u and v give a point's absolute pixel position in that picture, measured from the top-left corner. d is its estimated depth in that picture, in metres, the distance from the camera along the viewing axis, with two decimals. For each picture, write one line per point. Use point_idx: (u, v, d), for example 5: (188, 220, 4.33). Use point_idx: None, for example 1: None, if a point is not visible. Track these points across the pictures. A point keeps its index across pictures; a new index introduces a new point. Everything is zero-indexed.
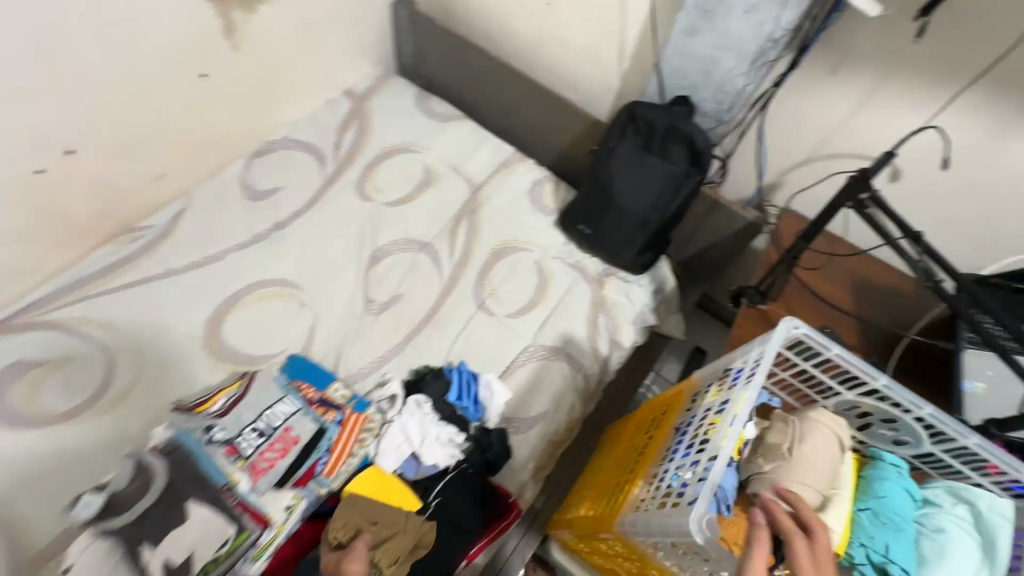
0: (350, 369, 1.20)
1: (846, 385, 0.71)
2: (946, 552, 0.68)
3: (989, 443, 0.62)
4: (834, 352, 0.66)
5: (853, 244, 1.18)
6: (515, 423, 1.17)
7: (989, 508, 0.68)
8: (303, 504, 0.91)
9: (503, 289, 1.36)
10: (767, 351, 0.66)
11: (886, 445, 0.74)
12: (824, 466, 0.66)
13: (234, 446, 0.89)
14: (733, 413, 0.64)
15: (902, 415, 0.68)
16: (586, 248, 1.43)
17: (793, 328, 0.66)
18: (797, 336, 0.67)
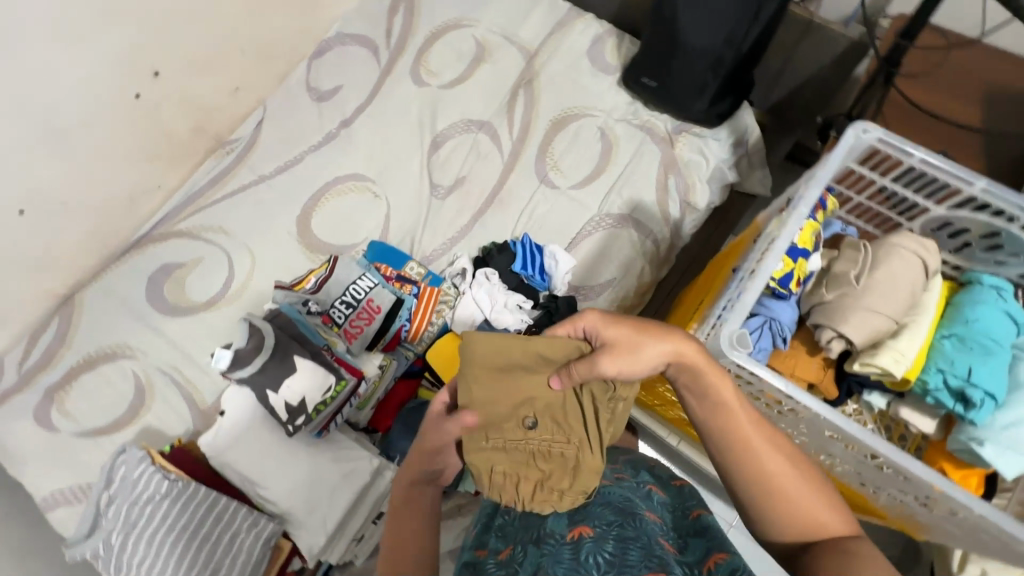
0: (425, 251, 1.28)
1: (936, 201, 0.64)
2: None
3: None
4: (916, 157, 0.59)
5: (987, 48, 0.95)
6: (584, 290, 1.20)
7: None
8: (393, 366, 1.09)
9: (566, 161, 1.32)
10: (829, 164, 0.60)
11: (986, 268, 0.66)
12: (900, 291, 0.60)
13: (328, 316, 1.05)
14: (780, 236, 0.59)
15: (1005, 225, 0.60)
16: (654, 104, 1.32)
17: (864, 134, 0.59)
18: (870, 142, 0.60)
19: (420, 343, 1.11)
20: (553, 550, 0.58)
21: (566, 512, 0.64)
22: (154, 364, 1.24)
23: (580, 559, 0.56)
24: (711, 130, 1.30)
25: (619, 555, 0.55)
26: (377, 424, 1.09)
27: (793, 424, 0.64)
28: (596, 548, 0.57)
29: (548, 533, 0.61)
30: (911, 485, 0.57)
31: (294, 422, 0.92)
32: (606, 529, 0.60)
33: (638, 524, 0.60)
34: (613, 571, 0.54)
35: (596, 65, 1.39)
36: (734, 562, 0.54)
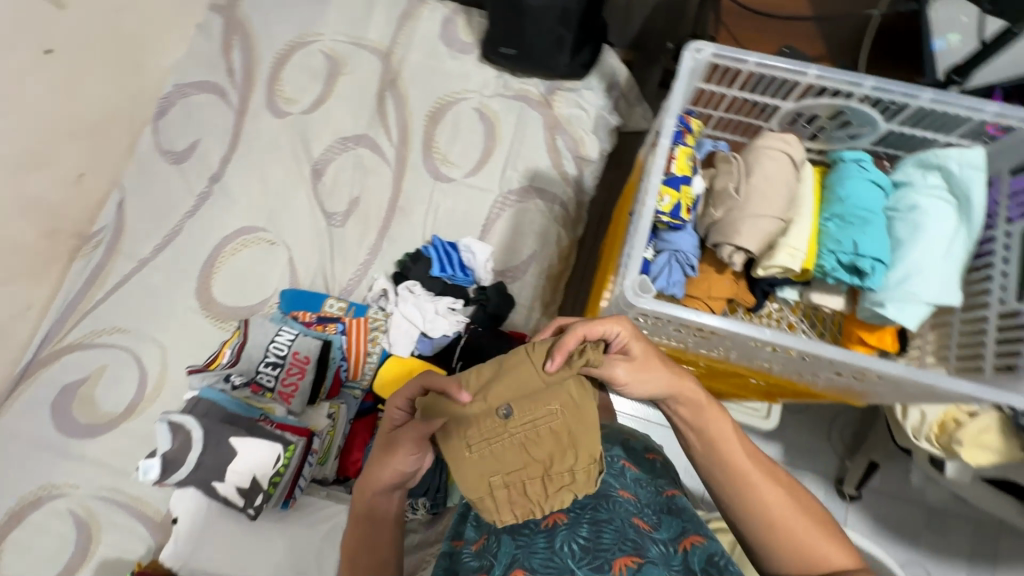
0: (342, 283, 1.23)
1: (784, 96, 0.66)
2: (924, 228, 0.61)
3: (943, 92, 0.58)
4: (752, 62, 0.61)
5: None
6: (510, 273, 1.19)
7: (961, 165, 0.60)
8: (344, 410, 1.04)
9: (454, 151, 1.29)
10: (674, 92, 0.62)
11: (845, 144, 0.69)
12: (778, 190, 0.62)
13: (257, 384, 0.99)
14: (652, 172, 0.62)
15: (847, 102, 0.63)
16: (520, 72, 1.30)
17: (699, 53, 0.61)
18: (708, 60, 0.62)
19: (364, 379, 1.09)
20: (529, 540, 0.63)
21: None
22: (88, 494, 1.12)
23: (554, 548, 0.61)
24: (582, 82, 1.30)
25: (594, 540, 0.61)
26: (346, 472, 1.04)
27: (721, 344, 0.65)
28: (571, 535, 0.62)
29: (522, 523, 0.65)
30: (836, 364, 0.59)
31: (254, 504, 0.87)
32: (580, 513, 0.65)
33: (611, 507, 0.66)
34: (588, 558, 0.59)
35: (453, 47, 1.36)
36: (710, 548, 0.62)
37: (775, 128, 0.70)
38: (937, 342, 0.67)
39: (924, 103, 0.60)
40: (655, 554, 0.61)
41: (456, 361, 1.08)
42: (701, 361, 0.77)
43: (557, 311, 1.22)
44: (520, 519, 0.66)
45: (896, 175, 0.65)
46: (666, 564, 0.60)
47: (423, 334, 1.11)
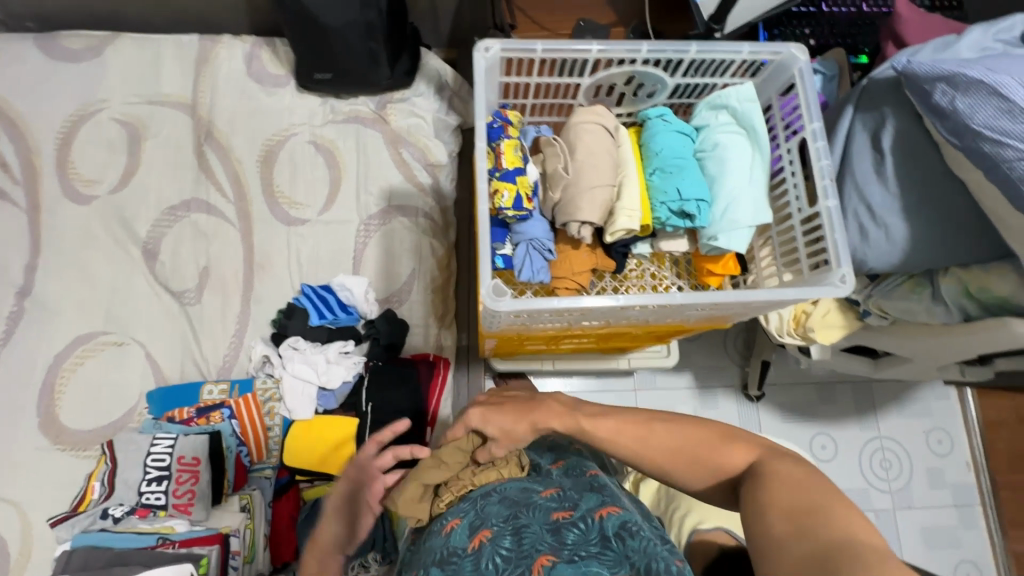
0: (217, 362, 1.11)
1: (580, 74, 0.70)
2: (728, 161, 0.69)
3: (703, 43, 0.65)
4: (539, 48, 0.64)
5: None
6: (395, 297, 1.16)
7: (739, 101, 0.69)
8: (258, 496, 0.95)
9: (299, 191, 1.21)
10: (478, 92, 0.64)
11: (647, 103, 0.75)
12: (599, 160, 0.66)
13: (144, 506, 0.88)
14: (481, 172, 0.63)
15: (633, 67, 0.68)
16: (344, 93, 1.26)
17: (488, 51, 0.64)
18: (499, 55, 0.65)
19: (272, 455, 1.01)
20: (457, 566, 0.53)
21: (465, 521, 0.58)
22: None
23: (481, 568, 0.51)
24: (411, 89, 1.28)
25: (517, 547, 0.52)
26: (282, 558, 0.95)
27: (597, 317, 0.68)
28: (494, 548, 0.52)
29: (449, 552, 0.55)
30: (693, 305, 0.64)
31: None
32: (503, 523, 0.56)
33: (531, 506, 0.57)
34: (511, 568, 0.50)
35: (265, 82, 1.27)
36: (626, 516, 0.55)
37: (584, 104, 0.74)
38: (769, 254, 0.76)
39: (694, 54, 0.67)
40: (575, 540, 0.52)
41: (366, 405, 1.01)
42: (590, 332, 0.79)
43: (454, 320, 1.20)
44: (439, 548, 0.56)
45: (695, 121, 0.72)
46: (584, 545, 0.51)
47: (322, 387, 1.04)
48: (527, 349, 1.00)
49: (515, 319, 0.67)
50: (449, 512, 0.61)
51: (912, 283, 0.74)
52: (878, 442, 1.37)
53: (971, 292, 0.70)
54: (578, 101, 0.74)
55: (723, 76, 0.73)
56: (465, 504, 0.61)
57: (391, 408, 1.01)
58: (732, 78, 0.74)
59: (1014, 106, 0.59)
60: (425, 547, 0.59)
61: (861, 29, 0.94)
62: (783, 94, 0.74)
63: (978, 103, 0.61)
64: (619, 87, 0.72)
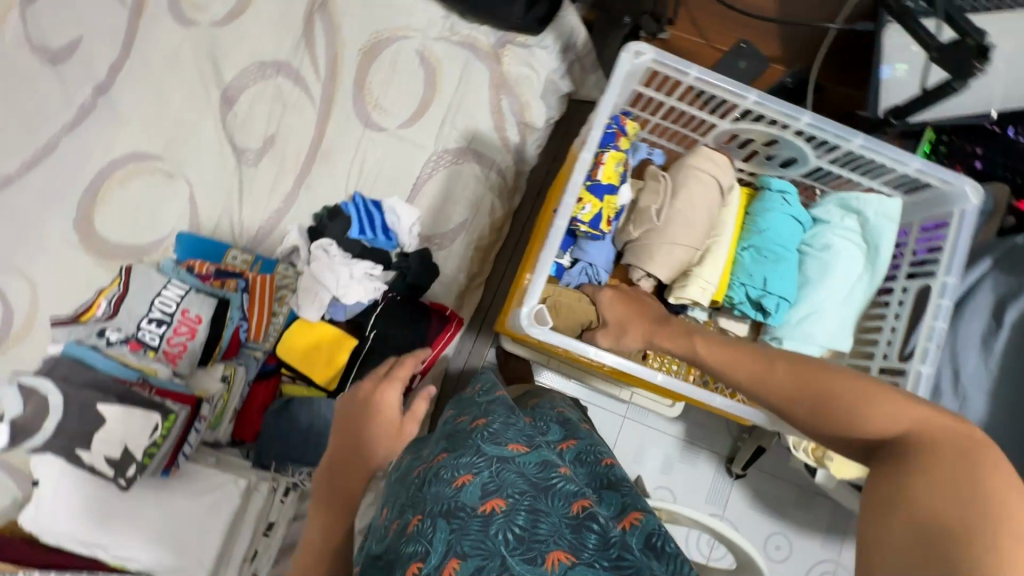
0: (249, 231, 1.11)
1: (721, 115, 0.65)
2: (830, 267, 0.69)
3: (872, 142, 0.59)
4: (692, 75, 0.60)
5: None
6: (437, 240, 1.13)
7: (875, 214, 0.68)
8: (241, 372, 0.97)
9: (388, 97, 1.17)
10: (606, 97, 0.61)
11: (774, 171, 0.71)
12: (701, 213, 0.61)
13: (137, 341, 0.89)
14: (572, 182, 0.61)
15: (782, 133, 0.64)
16: (470, 16, 1.17)
17: (639, 55, 0.59)
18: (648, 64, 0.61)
19: (267, 340, 1.01)
20: (462, 524, 0.48)
21: (479, 480, 0.52)
22: None
23: (490, 539, 0.47)
24: (537, 38, 1.19)
25: (529, 530, 0.47)
26: (241, 435, 1.00)
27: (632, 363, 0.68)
28: (507, 523, 0.48)
29: (457, 506, 0.49)
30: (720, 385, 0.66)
31: (124, 475, 0.81)
32: (519, 497, 0.50)
33: (552, 483, 0.52)
34: (523, 549, 0.46)
35: None
36: (649, 527, 0.56)
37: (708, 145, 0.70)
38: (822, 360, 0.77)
39: (855, 148, 0.62)
40: (595, 543, 0.48)
41: (370, 332, 1.04)
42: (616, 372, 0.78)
43: (482, 284, 1.18)
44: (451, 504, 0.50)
45: (819, 210, 0.72)
46: (603, 550, 0.48)
47: (336, 298, 1.03)
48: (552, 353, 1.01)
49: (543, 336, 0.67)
50: (456, 462, 0.55)
51: None
52: (831, 566, 1.33)
53: None
54: (706, 139, 0.69)
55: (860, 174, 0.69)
56: (480, 457, 0.55)
57: (393, 347, 1.04)
58: (869, 179, 0.70)
59: None
60: (427, 489, 0.53)
61: None
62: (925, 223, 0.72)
63: None
64: (757, 145, 0.67)
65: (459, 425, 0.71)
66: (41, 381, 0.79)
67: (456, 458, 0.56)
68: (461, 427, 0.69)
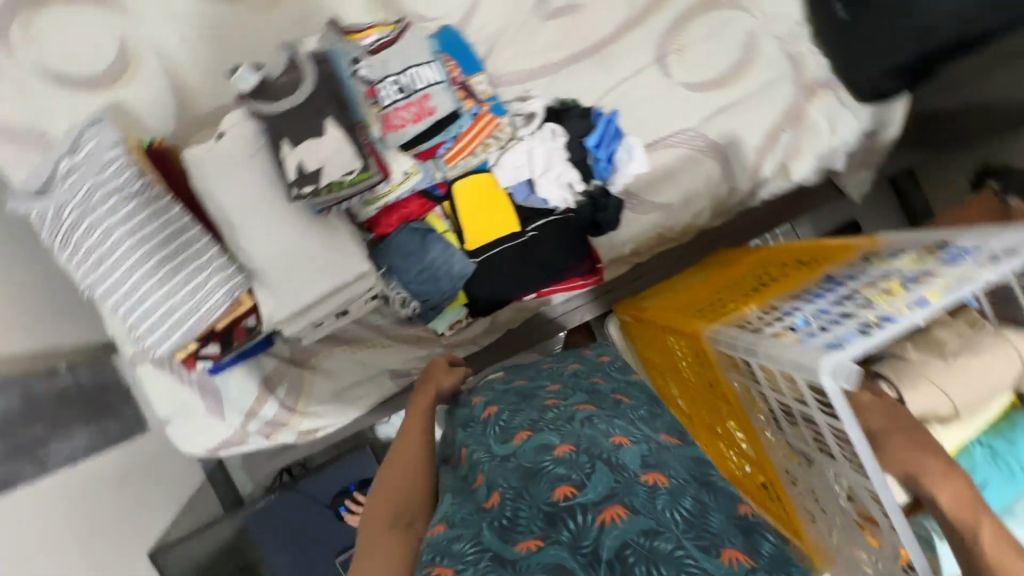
0: (498, 69, 1.08)
1: None
2: None
3: None
4: None
5: None
6: (636, 201, 1.09)
7: None
8: (417, 179, 0.95)
9: (694, 52, 1.11)
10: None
11: None
12: (997, 376, 0.58)
13: (375, 89, 0.86)
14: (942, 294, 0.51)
15: None
16: (822, 39, 1.09)
17: None
18: None
19: (453, 170, 0.99)
20: (630, 482, 0.54)
21: (641, 450, 0.60)
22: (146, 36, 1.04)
23: (657, 505, 0.52)
24: (857, 104, 1.11)
25: (694, 519, 0.52)
26: (373, 226, 0.99)
27: (813, 451, 0.62)
28: (673, 501, 0.53)
29: (622, 464, 0.56)
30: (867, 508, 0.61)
31: (300, 190, 0.77)
32: (681, 485, 0.57)
33: (711, 494, 0.58)
34: (692, 533, 0.50)
35: None
36: None
37: None
38: None
39: None
40: (762, 553, 0.52)
41: (531, 230, 1.02)
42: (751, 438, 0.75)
43: (633, 264, 1.17)
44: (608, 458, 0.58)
45: None
46: (772, 567, 0.50)
47: (529, 181, 1.02)
48: (675, 367, 1.00)
49: (768, 373, 0.61)
50: (612, 424, 0.64)
51: None
52: None
53: None
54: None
55: None
56: (636, 432, 0.64)
57: (539, 256, 1.03)
58: None
59: None
60: (583, 430, 0.62)
61: None
62: None
63: None
64: None
65: (594, 385, 0.77)
66: (307, 65, 0.74)
67: (611, 420, 0.65)
68: (600, 391, 0.74)
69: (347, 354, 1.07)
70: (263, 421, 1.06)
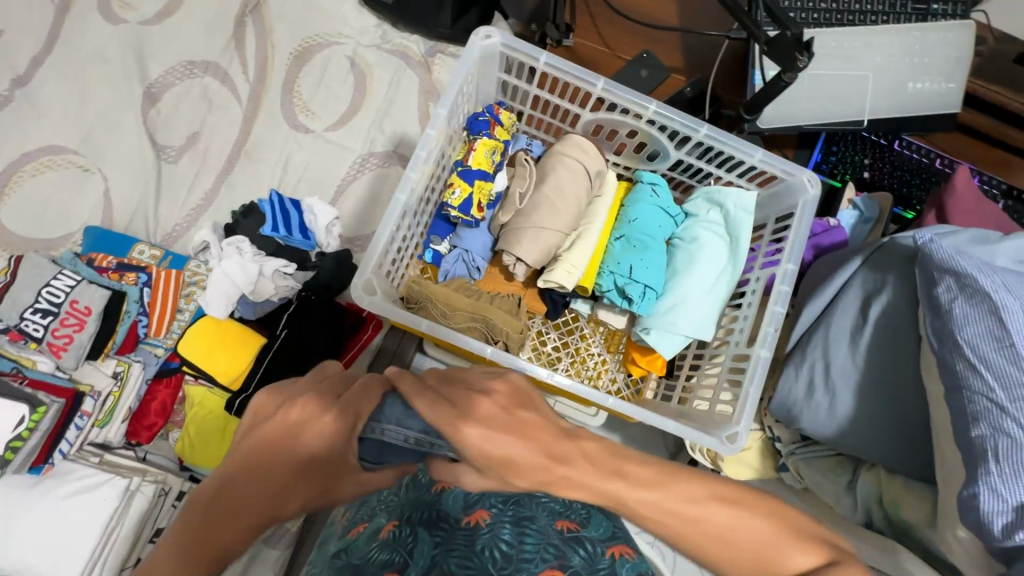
0: (164, 229, 1.09)
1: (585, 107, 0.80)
2: (697, 256, 0.79)
3: (709, 132, 0.73)
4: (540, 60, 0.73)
5: None
6: (358, 241, 1.12)
7: (735, 206, 0.78)
8: (136, 369, 0.94)
9: (316, 100, 1.17)
10: (460, 74, 0.74)
11: (648, 163, 0.85)
12: (558, 206, 0.75)
13: (19, 331, 0.85)
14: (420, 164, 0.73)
15: (639, 123, 0.78)
16: (401, 25, 1.20)
17: (488, 41, 0.74)
18: (494, 44, 0.74)
19: (168, 337, 0.97)
20: (450, 536, 0.57)
21: (462, 491, 0.62)
22: None
23: (477, 547, 0.56)
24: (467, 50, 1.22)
25: (516, 545, 0.56)
26: (137, 437, 0.95)
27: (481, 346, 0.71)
28: (495, 535, 0.56)
29: (441, 516, 0.60)
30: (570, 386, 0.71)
31: None
32: (503, 511, 0.60)
33: (534, 505, 0.62)
34: (508, 567, 0.53)
35: None
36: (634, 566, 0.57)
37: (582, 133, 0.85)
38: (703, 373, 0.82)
39: (704, 137, 0.75)
40: (581, 560, 0.55)
41: (280, 331, 1.00)
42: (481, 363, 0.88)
43: None
44: (471, 549, 0.55)
45: (690, 206, 0.82)
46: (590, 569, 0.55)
47: (246, 296, 1.00)
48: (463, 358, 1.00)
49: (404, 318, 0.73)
50: (450, 505, 0.62)
51: (836, 461, 0.71)
52: None
53: (883, 503, 0.67)
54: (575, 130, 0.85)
55: (718, 167, 0.81)
56: (493, 494, 0.62)
57: (294, 349, 0.99)
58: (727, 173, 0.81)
59: (1006, 335, 0.54)
60: (421, 500, 0.63)
61: (922, 183, 0.90)
62: (782, 218, 0.79)
63: (975, 315, 0.56)
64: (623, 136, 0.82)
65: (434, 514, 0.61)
66: None
67: (471, 486, 0.64)
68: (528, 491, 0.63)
69: None
70: None
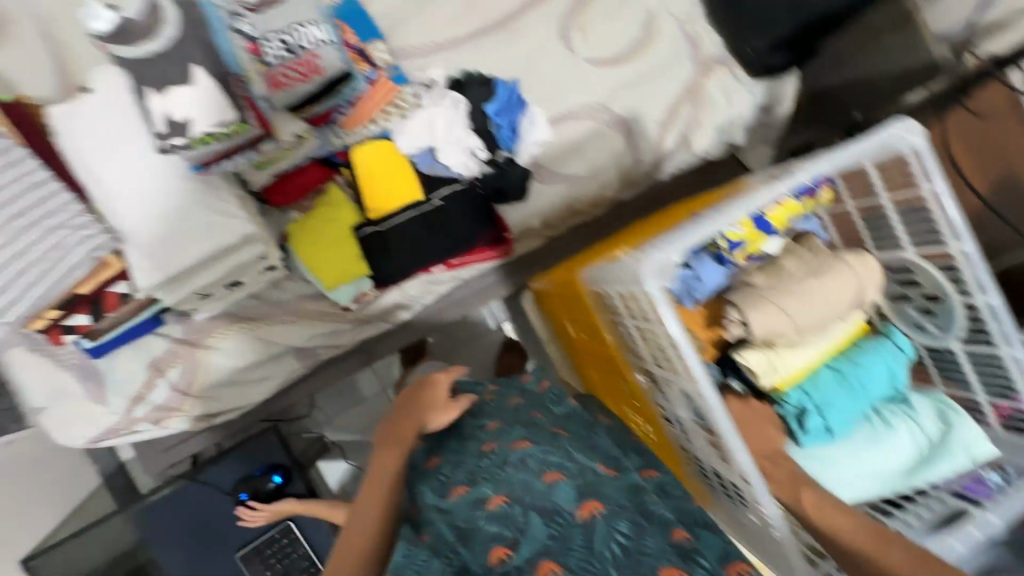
0: (400, 40, 1.06)
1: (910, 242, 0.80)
2: (885, 438, 0.83)
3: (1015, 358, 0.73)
4: (931, 184, 0.71)
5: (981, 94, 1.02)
6: (542, 172, 1.10)
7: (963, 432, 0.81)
8: (313, 142, 0.94)
9: (596, 27, 1.12)
10: (852, 149, 0.70)
11: (908, 325, 0.87)
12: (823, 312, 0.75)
13: (256, 45, 0.82)
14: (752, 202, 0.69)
15: (952, 295, 0.77)
16: (716, 17, 1.13)
17: (902, 139, 0.70)
18: (903, 146, 0.71)
19: (352, 136, 1.00)
20: (562, 528, 0.56)
21: (571, 483, 0.60)
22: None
23: (592, 546, 0.54)
24: (750, 81, 1.16)
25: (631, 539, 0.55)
26: (271, 195, 0.97)
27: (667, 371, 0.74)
28: (610, 530, 0.55)
29: (553, 507, 0.57)
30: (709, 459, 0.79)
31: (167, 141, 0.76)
32: (616, 510, 0.58)
33: (647, 517, 0.59)
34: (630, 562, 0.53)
35: None
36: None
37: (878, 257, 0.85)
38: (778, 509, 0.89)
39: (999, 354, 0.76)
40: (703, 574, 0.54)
41: (436, 199, 1.02)
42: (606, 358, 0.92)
43: (549, 237, 1.19)
44: (583, 537, 0.55)
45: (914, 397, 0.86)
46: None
47: (431, 148, 1.01)
48: (577, 338, 1.05)
49: (626, 303, 0.75)
50: (547, 460, 0.64)
51: None
52: None
53: None
54: (873, 252, 0.85)
55: (977, 380, 0.82)
56: (570, 463, 0.64)
57: (445, 222, 1.03)
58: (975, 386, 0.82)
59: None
60: (501, 472, 0.63)
61: None
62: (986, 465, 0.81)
63: None
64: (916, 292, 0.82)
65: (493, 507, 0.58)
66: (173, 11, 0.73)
67: (546, 453, 0.65)
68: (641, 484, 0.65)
69: (248, 332, 1.01)
70: (152, 407, 0.99)
